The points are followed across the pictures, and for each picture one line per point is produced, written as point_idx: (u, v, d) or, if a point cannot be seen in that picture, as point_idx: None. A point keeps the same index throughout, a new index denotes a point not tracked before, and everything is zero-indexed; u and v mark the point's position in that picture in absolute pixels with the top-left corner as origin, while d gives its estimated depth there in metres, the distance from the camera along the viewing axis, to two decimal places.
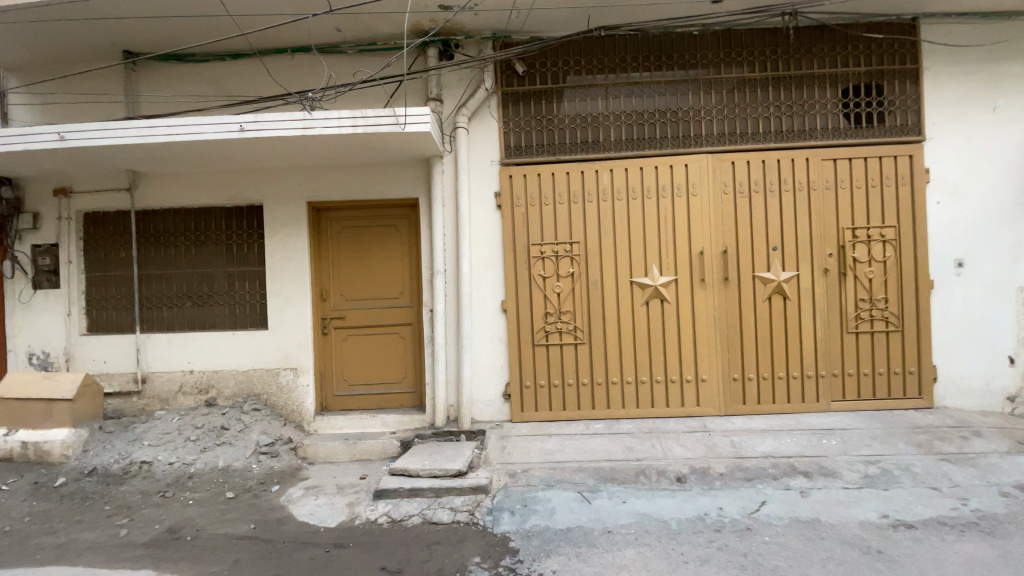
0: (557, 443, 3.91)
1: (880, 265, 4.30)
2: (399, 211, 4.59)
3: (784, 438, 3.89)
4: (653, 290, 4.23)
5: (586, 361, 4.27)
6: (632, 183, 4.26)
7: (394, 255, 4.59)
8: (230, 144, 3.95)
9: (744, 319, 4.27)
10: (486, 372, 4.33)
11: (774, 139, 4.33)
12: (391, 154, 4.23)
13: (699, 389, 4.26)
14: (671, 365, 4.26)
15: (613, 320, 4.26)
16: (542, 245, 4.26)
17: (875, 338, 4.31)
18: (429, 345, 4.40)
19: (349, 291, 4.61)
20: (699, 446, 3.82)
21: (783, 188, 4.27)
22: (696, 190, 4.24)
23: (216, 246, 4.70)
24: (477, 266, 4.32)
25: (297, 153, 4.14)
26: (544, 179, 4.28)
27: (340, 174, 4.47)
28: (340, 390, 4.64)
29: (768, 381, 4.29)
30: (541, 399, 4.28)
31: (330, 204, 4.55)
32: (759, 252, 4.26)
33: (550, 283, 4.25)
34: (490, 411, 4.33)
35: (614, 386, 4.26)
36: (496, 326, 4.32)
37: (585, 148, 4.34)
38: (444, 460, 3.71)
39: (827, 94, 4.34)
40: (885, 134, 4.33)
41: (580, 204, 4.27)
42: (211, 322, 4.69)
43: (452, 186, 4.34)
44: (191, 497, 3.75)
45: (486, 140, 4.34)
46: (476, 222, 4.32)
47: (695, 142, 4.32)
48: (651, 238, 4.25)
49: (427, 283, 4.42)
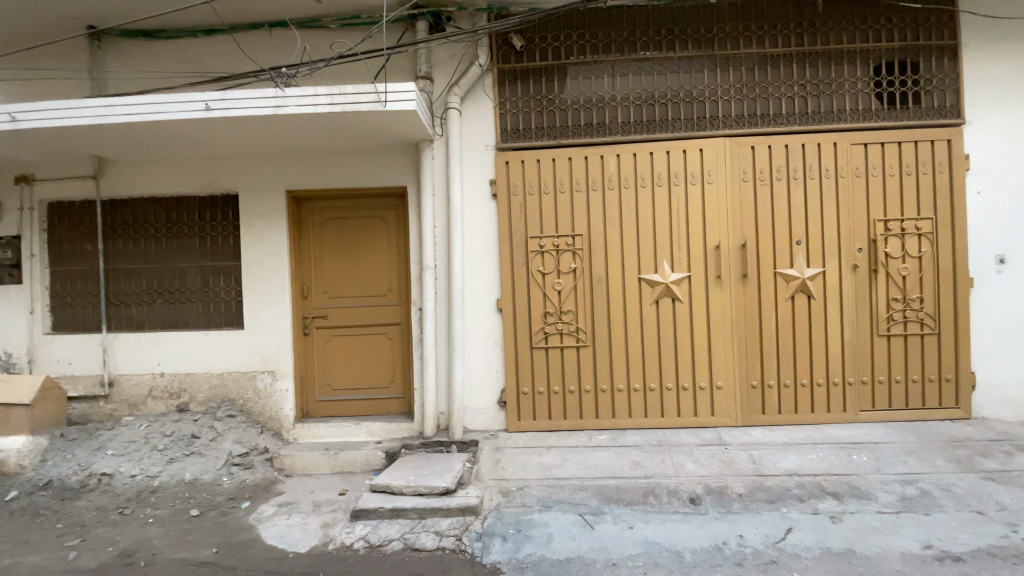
0: (557, 457, 3.54)
1: (914, 261, 3.90)
2: (386, 201, 4.22)
3: (809, 454, 3.50)
4: (663, 288, 3.85)
5: (589, 365, 3.89)
6: (641, 170, 3.87)
7: (381, 249, 4.21)
8: (197, 126, 3.58)
9: (765, 321, 3.88)
10: (480, 377, 3.95)
11: (798, 121, 3.92)
12: (377, 137, 3.85)
13: (713, 397, 3.88)
14: (683, 371, 3.88)
15: (619, 321, 3.88)
16: (541, 237, 3.87)
17: (908, 342, 3.92)
18: (417, 346, 4.02)
19: (332, 288, 4.23)
20: (715, 461, 3.44)
21: (807, 175, 3.87)
22: (711, 177, 3.85)
23: (189, 238, 4.33)
24: (470, 261, 3.94)
25: (272, 137, 3.77)
26: (544, 166, 3.89)
27: (322, 161, 4.09)
28: (322, 395, 4.27)
29: (789, 389, 3.90)
30: (539, 407, 3.90)
31: (311, 193, 4.17)
32: (781, 246, 3.87)
33: (550, 280, 3.87)
34: (484, 420, 3.95)
35: (620, 394, 3.88)
36: (490, 326, 3.94)
37: (589, 131, 3.94)
38: (431, 476, 3.34)
39: (857, 71, 3.93)
40: (921, 116, 3.91)
41: (583, 192, 3.88)
42: (184, 321, 4.33)
43: (443, 173, 3.95)
44: (152, 515, 3.41)
45: (481, 123, 3.94)
46: (470, 212, 3.94)
47: (711, 125, 3.92)
48: (661, 230, 3.86)
49: (416, 279, 4.02)
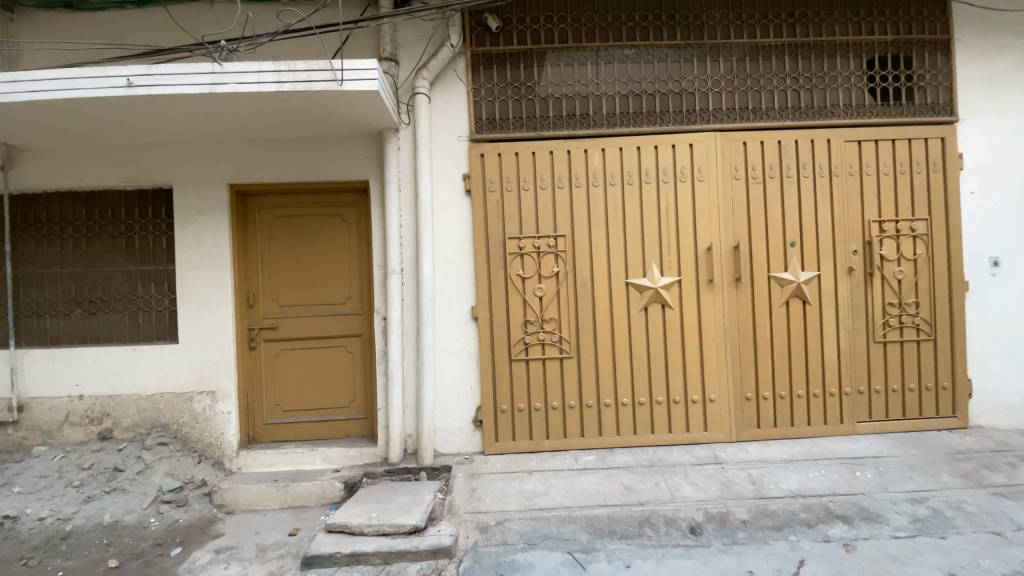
0: (540, 483, 3.14)
1: (910, 264, 3.73)
2: (345, 197, 3.76)
3: (811, 472, 3.22)
4: (652, 293, 3.52)
5: (574, 379, 3.52)
6: (627, 165, 3.55)
7: (340, 251, 3.75)
8: (117, 106, 3.04)
9: (760, 328, 3.60)
10: (452, 394, 3.53)
11: (792, 116, 3.70)
12: (333, 124, 3.40)
13: (707, 411, 3.56)
14: (675, 383, 3.55)
15: (606, 331, 3.52)
16: (521, 238, 3.50)
17: (905, 348, 3.74)
18: (382, 361, 3.56)
19: (283, 296, 3.74)
20: (713, 483, 3.11)
21: (801, 173, 3.65)
22: (703, 175, 3.56)
23: (114, 239, 3.75)
24: (441, 265, 3.53)
25: (209, 120, 3.27)
26: (523, 160, 3.52)
27: (270, 152, 3.61)
28: (272, 417, 3.76)
29: (786, 400, 3.63)
30: (519, 427, 3.50)
31: (257, 187, 3.67)
32: (775, 248, 3.61)
33: (530, 285, 3.50)
34: (457, 442, 3.52)
35: (607, 410, 3.52)
36: (464, 337, 3.53)
37: (572, 123, 3.60)
38: (397, 512, 2.90)
39: (850, 65, 3.77)
40: (913, 113, 3.79)
41: (566, 189, 3.53)
42: (109, 334, 3.74)
43: (410, 166, 3.54)
44: (60, 568, 2.83)
45: (453, 111, 3.55)
46: (441, 211, 3.53)
47: (702, 118, 3.64)
48: (650, 231, 3.53)
49: (379, 284, 3.57)
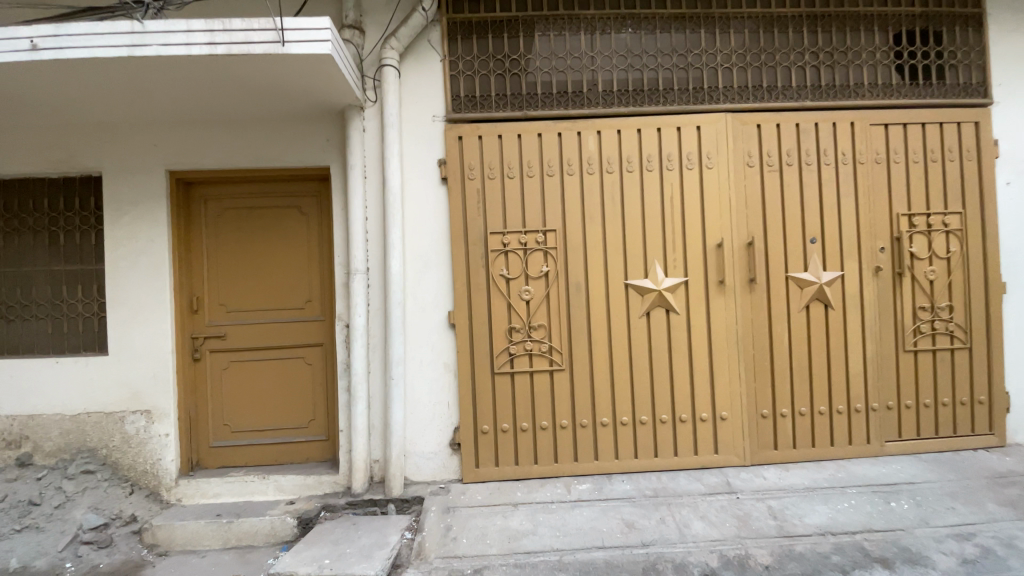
0: (526, 520, 2.66)
1: (943, 264, 3.32)
2: (305, 187, 3.29)
3: (839, 504, 2.79)
4: (656, 296, 3.06)
5: (566, 396, 3.05)
6: (627, 150, 3.09)
7: (298, 249, 3.27)
8: (20, 73, 2.54)
9: (777, 336, 3.16)
10: (426, 414, 3.05)
11: (811, 95, 3.28)
12: (287, 100, 2.92)
13: (718, 431, 3.11)
14: (681, 400, 3.09)
15: (602, 340, 3.07)
16: (505, 233, 3.04)
17: (937, 358, 3.33)
18: (344, 376, 3.08)
19: (233, 300, 3.26)
20: (727, 518, 2.65)
21: (822, 160, 3.23)
22: (712, 161, 3.11)
23: (35, 235, 3.24)
24: (414, 264, 3.06)
25: (138, 93, 2.78)
26: (507, 143, 3.06)
27: (215, 134, 3.13)
28: (219, 439, 3.27)
29: (806, 418, 3.19)
30: (503, 451, 3.02)
31: (201, 175, 3.18)
32: (795, 245, 3.17)
33: (515, 287, 3.04)
34: (431, 469, 3.04)
35: (605, 430, 3.05)
36: (440, 348, 3.06)
37: (563, 101, 3.13)
38: (354, 558, 2.42)
39: (875, 39, 3.36)
40: (944, 94, 3.39)
41: (557, 177, 3.07)
42: (29, 345, 3.21)
43: (377, 150, 3.07)
44: None
45: (426, 87, 3.09)
46: (412, 202, 3.06)
47: (710, 97, 3.20)
48: (653, 225, 3.08)
49: (341, 286, 3.08)
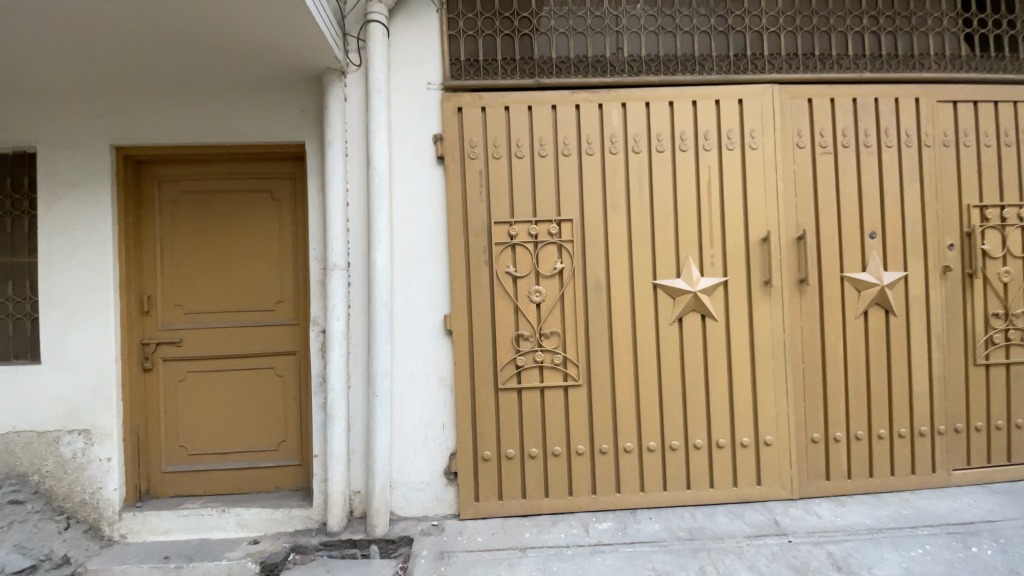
0: (536, 570, 2.18)
1: (1019, 264, 2.86)
2: (278, 167, 2.81)
3: (913, 550, 2.30)
4: (690, 299, 2.59)
5: (583, 416, 2.57)
6: (656, 125, 2.62)
7: (268, 241, 2.79)
8: None
9: (831, 347, 2.69)
10: (417, 437, 2.56)
11: (870, 66, 2.81)
12: (252, 62, 2.44)
13: (762, 458, 2.63)
14: (719, 421, 2.62)
15: (626, 351, 2.59)
16: (512, 222, 2.56)
17: (1012, 373, 2.86)
18: (319, 391, 2.59)
19: (191, 299, 2.78)
20: (781, 569, 2.16)
21: (883, 142, 2.76)
22: (757, 141, 2.65)
23: None
24: (403, 258, 2.58)
25: (69, 51, 2.28)
26: (516, 115, 2.58)
27: (170, 105, 2.65)
28: (173, 463, 2.79)
29: (863, 442, 2.72)
30: (507, 481, 2.54)
31: (153, 152, 2.70)
32: (851, 240, 2.71)
33: (523, 287, 2.56)
34: (422, 502, 2.55)
35: (628, 457, 2.58)
36: (434, 358, 2.57)
37: (582, 68, 2.65)
38: None
39: (942, 4, 2.90)
40: (1020, 69, 2.93)
41: (574, 156, 2.59)
42: None
43: (361, 124, 2.59)
44: None
45: (421, 50, 2.61)
46: (402, 185, 2.58)
47: (754, 65, 2.73)
48: (687, 215, 2.61)
49: (317, 284, 2.60)
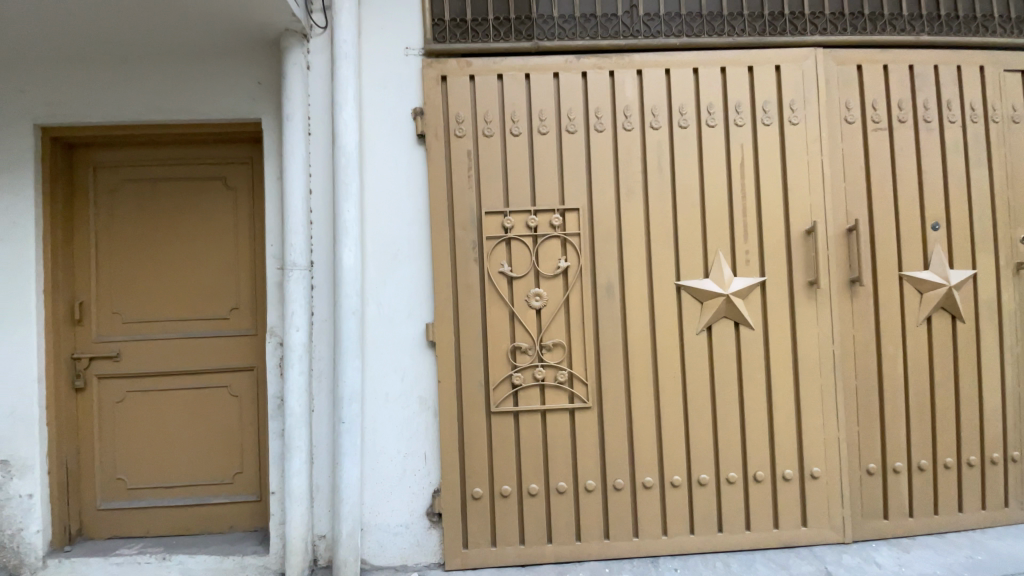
0: None
1: None
2: (233, 151, 2.41)
3: None
4: (721, 303, 2.17)
5: (593, 445, 2.15)
6: (679, 97, 2.21)
7: (221, 237, 2.39)
8: None
9: (888, 361, 2.26)
10: (394, 470, 2.14)
11: (928, 27, 2.38)
12: (194, 24, 2.03)
13: (808, 494, 2.20)
14: (756, 449, 2.19)
15: (644, 366, 2.17)
16: (507, 213, 2.15)
17: None
18: (278, 415, 2.17)
19: (133, 306, 2.37)
20: None
21: (944, 117, 2.34)
22: (798, 115, 2.23)
23: None
24: (377, 256, 2.16)
25: None
26: (511, 85, 2.18)
27: (107, 78, 2.25)
28: (111, 500, 2.37)
29: (926, 474, 2.28)
30: (503, 524, 2.12)
31: (85, 133, 2.30)
32: (911, 233, 2.28)
33: (521, 290, 2.15)
34: (400, 550, 2.12)
35: (646, 493, 2.15)
36: (414, 375, 2.15)
37: (589, 30, 2.24)
38: None
39: None
40: None
41: (581, 134, 2.18)
42: None
43: (327, 96, 2.18)
44: None
45: (399, 9, 2.21)
46: (375, 168, 2.17)
47: (793, 27, 2.30)
48: (716, 204, 2.19)
49: (275, 287, 2.18)
